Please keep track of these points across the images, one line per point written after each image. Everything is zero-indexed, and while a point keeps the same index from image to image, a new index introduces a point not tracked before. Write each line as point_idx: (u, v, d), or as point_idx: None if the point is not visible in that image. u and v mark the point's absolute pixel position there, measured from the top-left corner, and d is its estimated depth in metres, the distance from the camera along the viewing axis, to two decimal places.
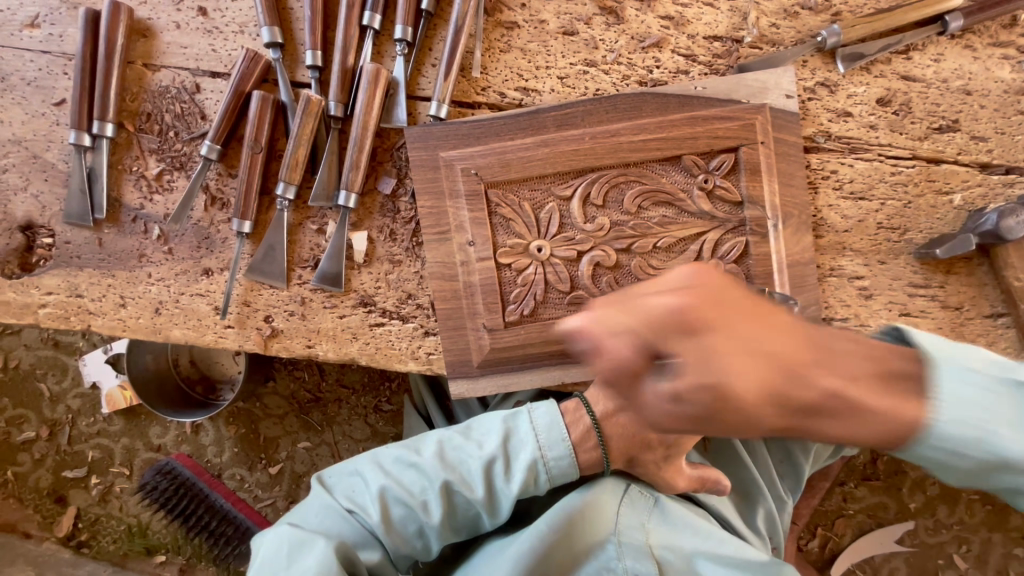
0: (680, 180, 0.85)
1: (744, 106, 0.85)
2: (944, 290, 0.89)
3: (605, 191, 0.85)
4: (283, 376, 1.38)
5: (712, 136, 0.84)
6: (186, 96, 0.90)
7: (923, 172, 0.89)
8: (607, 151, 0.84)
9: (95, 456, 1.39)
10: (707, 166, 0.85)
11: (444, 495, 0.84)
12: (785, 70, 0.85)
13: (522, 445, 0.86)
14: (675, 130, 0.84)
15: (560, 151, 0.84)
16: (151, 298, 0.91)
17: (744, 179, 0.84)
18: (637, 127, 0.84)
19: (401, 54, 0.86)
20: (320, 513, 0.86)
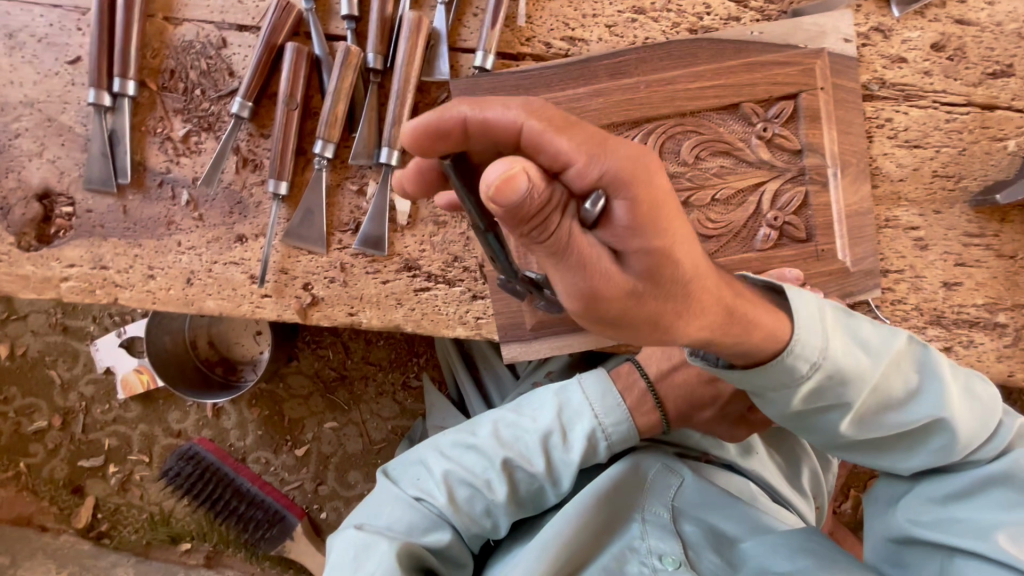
0: (737, 129, 0.83)
1: (802, 50, 0.82)
2: (998, 238, 0.88)
3: (661, 143, 0.82)
4: (307, 355, 1.34)
5: (770, 82, 0.82)
6: (212, 52, 0.84)
7: (977, 119, 0.88)
8: (663, 100, 0.82)
9: (112, 444, 1.33)
10: (766, 113, 0.82)
11: (506, 472, 0.81)
12: (842, 14, 0.83)
13: (578, 415, 0.83)
14: (732, 77, 0.82)
15: (614, 101, 0.81)
16: (182, 268, 0.86)
17: (802, 126, 0.82)
18: (692, 75, 0.82)
19: (443, 1, 0.82)
20: (382, 503, 0.83)
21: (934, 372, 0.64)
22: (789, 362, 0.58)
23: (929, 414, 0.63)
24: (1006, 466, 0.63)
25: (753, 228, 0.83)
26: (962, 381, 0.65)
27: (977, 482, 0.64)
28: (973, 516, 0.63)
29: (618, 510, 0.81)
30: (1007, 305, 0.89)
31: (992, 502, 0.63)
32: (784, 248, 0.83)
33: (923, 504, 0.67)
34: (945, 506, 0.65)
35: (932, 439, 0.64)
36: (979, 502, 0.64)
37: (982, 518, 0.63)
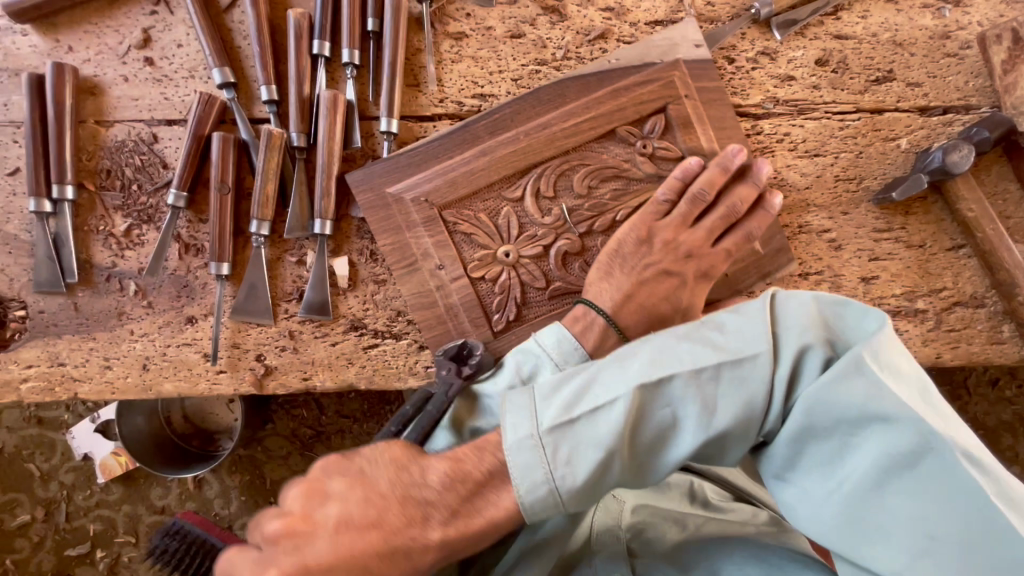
0: (620, 153, 0.88)
1: (659, 66, 0.88)
2: (905, 230, 0.94)
3: (553, 183, 0.88)
4: (281, 416, 1.36)
5: (637, 103, 0.88)
6: (144, 148, 0.89)
7: (868, 123, 0.94)
8: (544, 143, 0.87)
9: (97, 529, 1.34)
10: (642, 132, 0.88)
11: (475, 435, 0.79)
12: (686, 25, 0.90)
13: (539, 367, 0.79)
14: (602, 106, 0.88)
15: (500, 155, 0.87)
16: (137, 355, 0.89)
17: (679, 135, 0.88)
18: (567, 112, 0.88)
19: (351, 76, 0.88)
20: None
21: (682, 393, 0.62)
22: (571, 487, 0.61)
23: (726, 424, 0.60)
24: (806, 412, 0.60)
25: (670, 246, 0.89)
26: (728, 374, 0.61)
27: (795, 450, 0.61)
28: (810, 492, 0.61)
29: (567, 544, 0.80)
30: (924, 292, 0.94)
31: (812, 474, 0.61)
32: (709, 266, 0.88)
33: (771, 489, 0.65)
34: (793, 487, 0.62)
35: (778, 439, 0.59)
36: (813, 475, 0.61)
37: (810, 492, 0.61)
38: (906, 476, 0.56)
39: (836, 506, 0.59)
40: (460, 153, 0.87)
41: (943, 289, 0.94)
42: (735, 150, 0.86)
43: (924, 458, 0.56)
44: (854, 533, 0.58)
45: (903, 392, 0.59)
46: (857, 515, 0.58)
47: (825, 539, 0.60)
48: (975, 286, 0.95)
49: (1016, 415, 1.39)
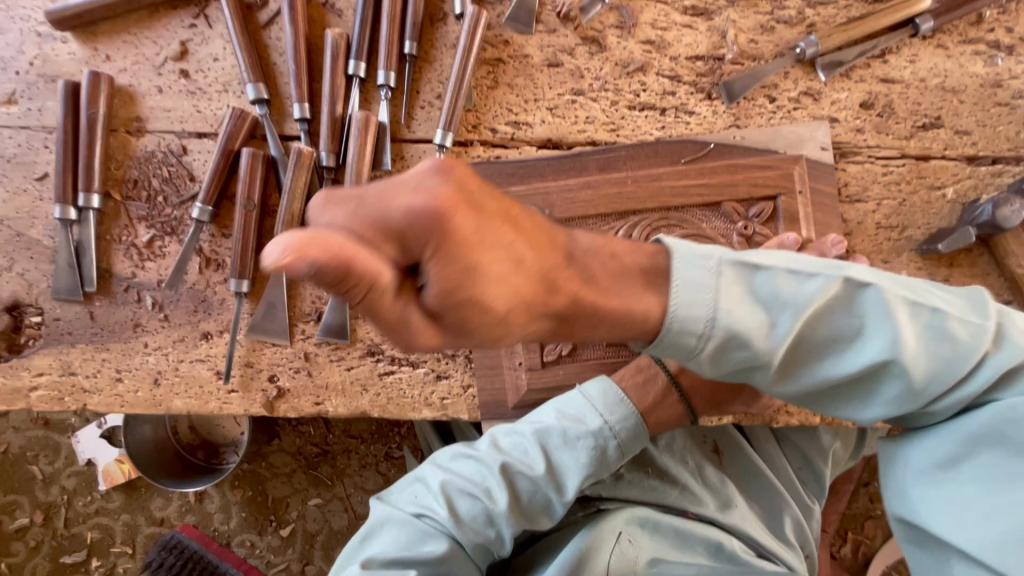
0: (721, 227, 0.86)
1: (779, 155, 0.87)
2: (950, 282, 0.90)
3: (647, 234, 0.86)
4: (288, 432, 1.34)
5: (751, 184, 0.86)
6: (173, 159, 0.88)
7: (914, 170, 0.91)
8: (651, 195, 0.86)
9: (95, 537, 1.32)
10: (747, 213, 0.86)
11: (502, 477, 0.80)
12: (818, 125, 0.89)
13: (580, 417, 0.81)
14: (715, 177, 0.86)
15: (604, 194, 0.86)
16: (150, 369, 0.88)
17: (782, 226, 0.86)
18: (677, 173, 0.86)
19: (385, 98, 0.87)
20: (388, 520, 0.84)
21: (877, 322, 0.55)
22: (672, 338, 0.54)
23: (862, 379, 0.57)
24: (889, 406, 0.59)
25: None
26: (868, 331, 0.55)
27: (962, 451, 0.62)
28: (958, 508, 0.62)
29: None
30: None
31: (983, 481, 0.62)
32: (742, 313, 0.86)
33: (895, 472, 0.68)
34: (940, 485, 0.64)
35: (885, 390, 0.58)
36: (966, 482, 0.63)
37: (955, 493, 0.63)
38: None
39: (977, 510, 0.61)
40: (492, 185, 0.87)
41: None
42: (834, 240, 0.84)
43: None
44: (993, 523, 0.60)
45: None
46: (990, 527, 0.60)
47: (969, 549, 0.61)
48: None
49: None
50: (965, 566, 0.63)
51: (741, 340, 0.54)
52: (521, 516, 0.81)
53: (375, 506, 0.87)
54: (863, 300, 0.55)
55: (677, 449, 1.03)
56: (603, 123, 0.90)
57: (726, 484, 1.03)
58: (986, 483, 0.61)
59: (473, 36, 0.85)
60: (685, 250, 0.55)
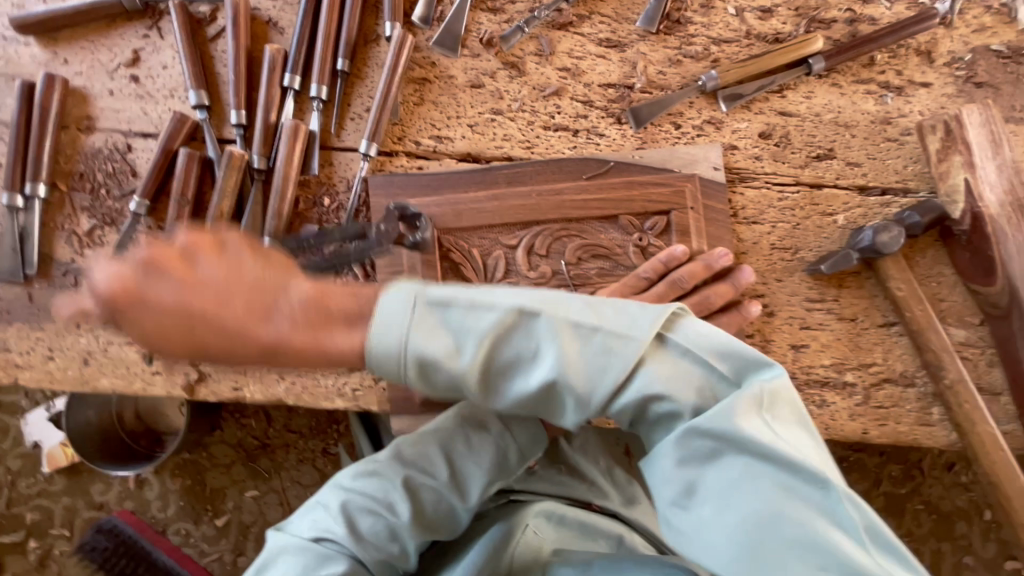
0: (617, 237, 0.93)
1: (676, 174, 0.94)
2: (837, 303, 0.96)
3: (548, 244, 0.93)
4: (230, 425, 1.38)
5: (646, 199, 0.93)
6: (118, 156, 0.95)
7: (807, 197, 0.97)
8: (550, 208, 0.93)
9: (35, 518, 1.36)
10: (642, 226, 0.93)
11: (407, 487, 0.83)
12: (711, 146, 0.96)
13: (479, 424, 0.86)
14: (612, 192, 0.93)
15: (507, 206, 0.93)
16: (81, 349, 0.93)
17: (675, 238, 0.93)
18: (578, 188, 0.93)
19: (317, 109, 0.94)
20: (285, 549, 0.81)
21: (562, 354, 0.59)
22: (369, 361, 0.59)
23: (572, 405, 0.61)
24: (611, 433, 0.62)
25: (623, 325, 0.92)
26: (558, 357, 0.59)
27: (689, 475, 0.59)
28: (707, 530, 0.58)
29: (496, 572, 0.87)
30: (853, 365, 0.96)
31: (715, 502, 0.58)
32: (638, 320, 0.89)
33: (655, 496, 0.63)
34: (688, 513, 0.59)
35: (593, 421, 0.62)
36: (709, 506, 0.58)
37: (707, 524, 0.58)
38: (806, 510, 0.56)
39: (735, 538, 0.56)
40: (410, 193, 0.93)
41: (872, 364, 0.96)
42: (721, 254, 0.91)
43: (820, 500, 0.56)
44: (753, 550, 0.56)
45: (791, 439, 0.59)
46: (747, 558, 0.56)
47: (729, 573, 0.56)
48: (905, 365, 0.96)
49: (969, 503, 1.38)
50: None
51: (442, 365, 0.58)
52: (427, 528, 0.84)
53: (270, 539, 0.84)
54: (540, 328, 0.60)
55: (589, 452, 1.09)
56: (519, 140, 0.97)
57: (632, 483, 1.10)
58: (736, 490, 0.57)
59: (399, 55, 0.93)
60: (394, 288, 0.59)
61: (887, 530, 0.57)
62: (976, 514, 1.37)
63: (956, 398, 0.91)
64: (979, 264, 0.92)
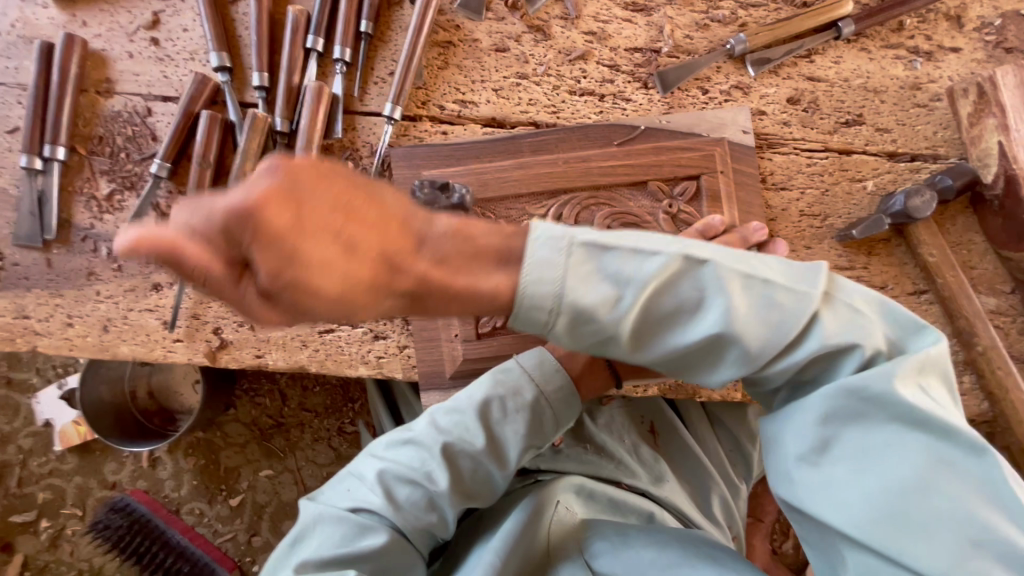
0: (646, 205, 0.91)
1: (703, 139, 0.93)
2: (868, 270, 0.95)
3: (576, 213, 0.91)
4: (244, 403, 1.37)
5: (676, 164, 0.91)
6: (138, 120, 0.93)
7: (836, 162, 0.96)
8: (578, 175, 0.91)
9: (46, 498, 1.34)
10: (672, 191, 0.91)
11: (444, 455, 0.80)
12: (739, 108, 0.95)
13: (518, 389, 0.82)
14: (640, 158, 0.92)
15: (535, 173, 0.91)
16: (100, 315, 0.91)
17: (705, 206, 0.91)
18: (606, 154, 0.92)
19: (340, 72, 0.93)
20: (321, 518, 0.79)
21: (672, 294, 0.55)
22: (526, 311, 0.54)
23: (706, 352, 0.57)
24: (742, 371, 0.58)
25: None
26: (671, 301, 0.55)
27: (773, 434, 0.63)
28: (865, 498, 0.57)
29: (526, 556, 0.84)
30: None
31: (853, 460, 0.58)
32: None
33: (771, 460, 0.64)
34: (818, 470, 0.59)
35: (735, 366, 0.58)
36: (844, 470, 0.58)
37: (838, 482, 0.58)
38: (964, 471, 0.57)
39: (898, 508, 0.56)
40: (434, 161, 0.91)
41: None
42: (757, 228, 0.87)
43: (885, 462, 0.57)
44: (905, 519, 0.56)
45: (936, 398, 0.58)
46: (888, 514, 0.57)
47: (877, 542, 0.57)
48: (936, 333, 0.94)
49: None
50: (854, 556, 0.60)
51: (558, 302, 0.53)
52: (466, 495, 0.82)
53: (303, 508, 0.81)
54: (610, 260, 0.54)
55: (615, 426, 1.06)
56: (544, 105, 0.96)
57: (659, 461, 1.06)
58: (918, 476, 0.56)
59: (424, 17, 0.92)
60: (538, 230, 0.54)
61: (965, 501, 0.56)
62: None
63: (989, 364, 0.89)
64: (1011, 228, 0.89)
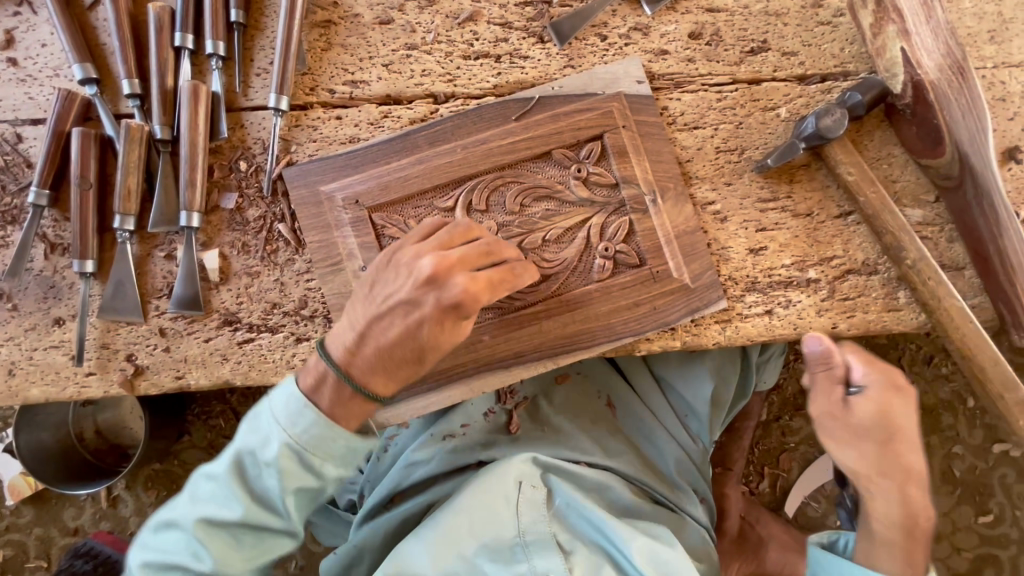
0: (556, 174, 0.88)
1: (600, 97, 0.89)
2: (791, 199, 0.93)
3: (485, 197, 0.87)
4: (198, 428, 1.33)
5: (575, 128, 0.88)
6: (8, 148, 0.87)
7: (746, 93, 0.93)
8: (480, 158, 0.87)
9: (8, 554, 1.30)
10: (577, 156, 0.88)
11: (202, 532, 0.72)
12: (630, 60, 0.91)
13: (265, 439, 0.72)
14: (540, 128, 0.88)
15: (436, 166, 0.87)
16: (3, 360, 0.87)
17: (613, 162, 0.88)
18: (504, 133, 0.88)
19: (217, 68, 0.87)
20: (172, 526, 0.73)
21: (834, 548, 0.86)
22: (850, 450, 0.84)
23: None
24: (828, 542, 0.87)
25: (588, 261, 0.87)
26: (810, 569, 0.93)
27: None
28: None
29: (488, 529, 0.85)
30: (815, 260, 0.92)
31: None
32: (621, 274, 0.87)
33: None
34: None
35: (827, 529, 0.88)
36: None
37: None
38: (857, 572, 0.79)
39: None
40: (330, 175, 0.87)
41: (834, 257, 0.92)
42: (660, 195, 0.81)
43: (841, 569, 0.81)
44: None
45: None
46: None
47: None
48: (867, 253, 0.93)
49: (955, 394, 1.37)
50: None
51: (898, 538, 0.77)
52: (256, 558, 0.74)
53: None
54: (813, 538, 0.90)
55: (572, 405, 1.03)
56: (438, 74, 0.91)
57: (614, 440, 1.01)
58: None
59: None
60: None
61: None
62: (960, 404, 1.36)
63: (920, 277, 0.88)
64: (926, 135, 0.88)
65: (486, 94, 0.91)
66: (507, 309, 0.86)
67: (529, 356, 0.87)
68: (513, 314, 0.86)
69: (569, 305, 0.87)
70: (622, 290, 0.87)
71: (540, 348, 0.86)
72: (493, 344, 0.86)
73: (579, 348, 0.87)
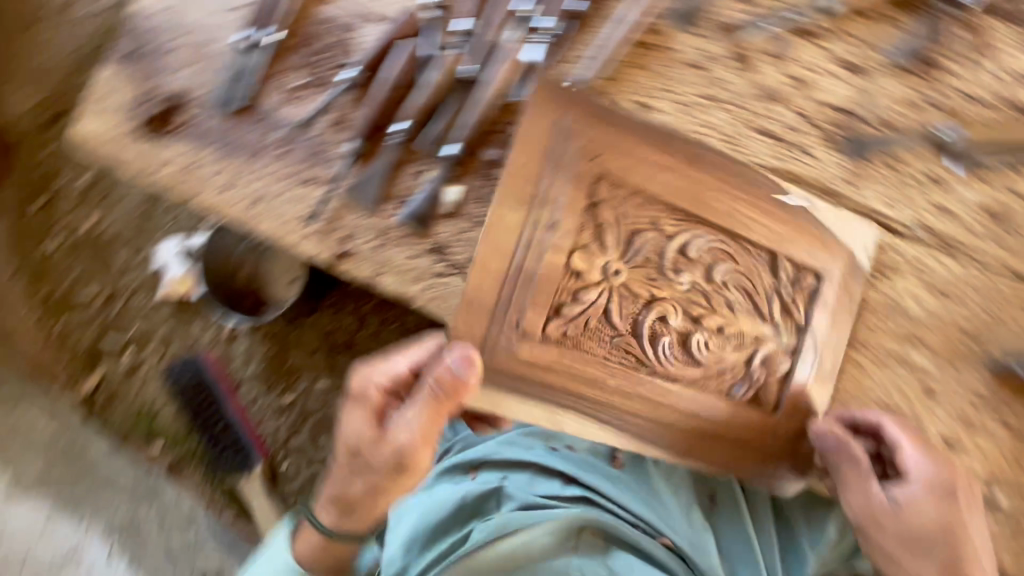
0: (787, 272, 0.91)
1: (867, 225, 0.92)
2: (996, 403, 0.92)
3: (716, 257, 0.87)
4: (326, 314, 1.45)
5: (831, 241, 0.91)
6: (347, 29, 1.00)
7: (1014, 288, 0.92)
8: (719, 213, 0.86)
9: (137, 333, 1.47)
10: (809, 267, 0.91)
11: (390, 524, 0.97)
12: (916, 205, 0.92)
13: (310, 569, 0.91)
14: (802, 224, 0.91)
15: (682, 189, 0.85)
16: (254, 190, 0.99)
17: (834, 290, 0.92)
18: (764, 211, 0.88)
19: (542, 42, 0.95)
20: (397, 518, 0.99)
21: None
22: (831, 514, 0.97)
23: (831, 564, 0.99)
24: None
25: (772, 360, 0.92)
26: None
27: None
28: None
29: (543, 550, 0.83)
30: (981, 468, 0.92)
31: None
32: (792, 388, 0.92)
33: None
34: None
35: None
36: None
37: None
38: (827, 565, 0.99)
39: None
40: None
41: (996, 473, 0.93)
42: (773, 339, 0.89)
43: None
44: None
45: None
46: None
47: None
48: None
49: None
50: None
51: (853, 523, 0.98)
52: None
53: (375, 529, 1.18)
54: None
55: (674, 477, 1.02)
56: (723, 133, 0.94)
57: (703, 529, 0.98)
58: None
59: (644, 19, 0.95)
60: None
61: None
62: None
63: None
64: None
65: (755, 172, 0.93)
66: (687, 365, 0.89)
67: (669, 415, 0.90)
68: (681, 372, 0.89)
69: (745, 391, 0.92)
70: (798, 397, 0.93)
71: (675, 416, 0.90)
72: (648, 386, 0.88)
73: (711, 434, 0.92)
